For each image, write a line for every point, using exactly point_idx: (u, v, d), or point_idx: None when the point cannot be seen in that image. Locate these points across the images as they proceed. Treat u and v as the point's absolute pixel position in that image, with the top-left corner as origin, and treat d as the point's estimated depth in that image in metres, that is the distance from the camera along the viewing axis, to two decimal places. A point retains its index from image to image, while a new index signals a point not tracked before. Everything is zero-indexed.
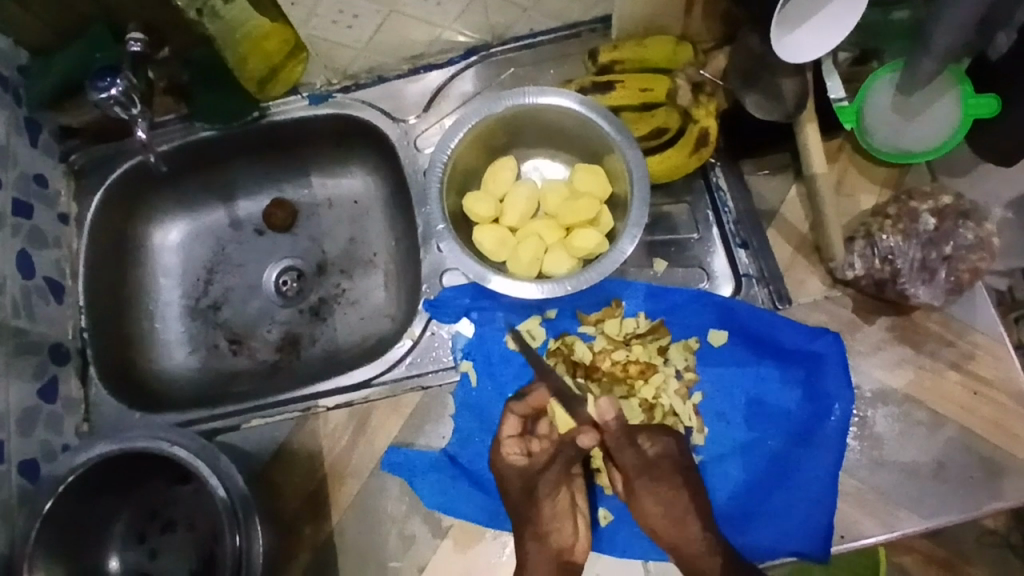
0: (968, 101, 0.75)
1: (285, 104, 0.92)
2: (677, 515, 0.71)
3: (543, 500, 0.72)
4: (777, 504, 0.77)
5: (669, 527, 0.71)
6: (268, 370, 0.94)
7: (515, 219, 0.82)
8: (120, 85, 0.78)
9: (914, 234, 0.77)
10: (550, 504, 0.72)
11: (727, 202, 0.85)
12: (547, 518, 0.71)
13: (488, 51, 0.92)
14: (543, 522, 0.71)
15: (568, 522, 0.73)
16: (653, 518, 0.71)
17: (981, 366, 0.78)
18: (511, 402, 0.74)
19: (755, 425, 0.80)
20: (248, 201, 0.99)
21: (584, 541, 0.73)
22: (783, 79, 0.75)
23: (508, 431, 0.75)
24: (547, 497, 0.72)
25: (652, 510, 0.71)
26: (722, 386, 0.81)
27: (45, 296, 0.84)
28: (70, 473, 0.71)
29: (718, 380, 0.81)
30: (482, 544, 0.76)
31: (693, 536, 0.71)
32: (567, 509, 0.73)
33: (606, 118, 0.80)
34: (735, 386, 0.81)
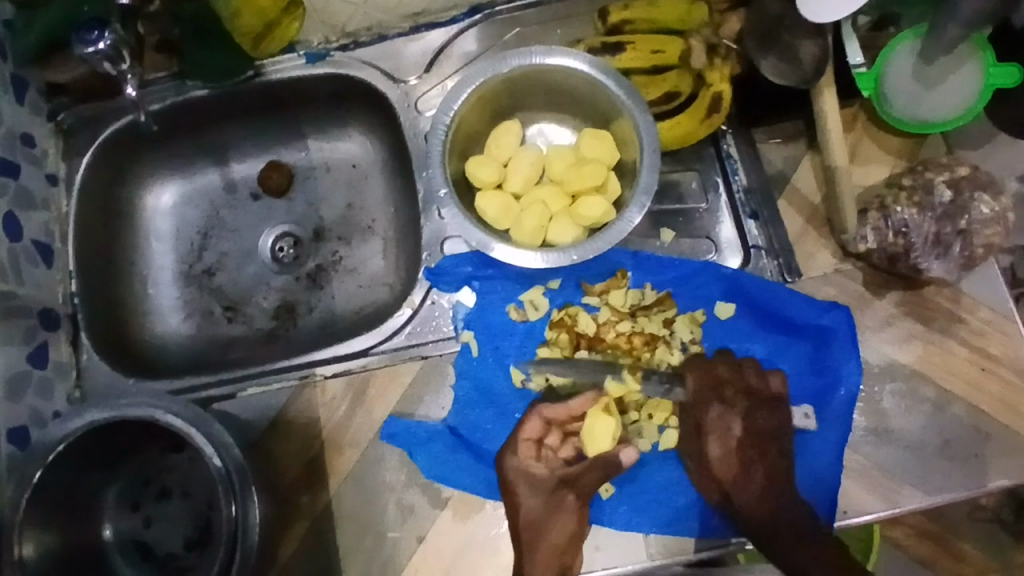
0: (989, 70, 0.74)
1: (281, 62, 0.89)
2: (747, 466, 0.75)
3: (561, 513, 0.74)
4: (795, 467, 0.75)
5: (730, 477, 0.75)
6: (263, 338, 0.92)
7: (519, 186, 0.80)
8: (109, 38, 0.74)
9: (929, 207, 0.75)
10: (563, 519, 0.73)
11: (738, 170, 0.82)
12: (554, 534, 0.72)
13: (493, 9, 0.89)
14: (545, 536, 0.72)
15: (571, 538, 0.73)
16: (719, 467, 0.75)
17: (990, 343, 0.77)
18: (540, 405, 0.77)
19: None
20: (242, 164, 0.96)
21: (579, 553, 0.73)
22: (802, 41, 0.73)
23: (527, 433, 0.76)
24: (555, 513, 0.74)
25: (719, 458, 0.75)
26: (734, 365, 0.77)
27: (34, 259, 0.82)
28: (62, 440, 0.69)
29: (727, 360, 0.78)
30: (504, 528, 0.75)
31: (751, 485, 0.74)
32: (571, 526, 0.73)
33: (617, 80, 0.76)
34: (753, 371, 0.77)
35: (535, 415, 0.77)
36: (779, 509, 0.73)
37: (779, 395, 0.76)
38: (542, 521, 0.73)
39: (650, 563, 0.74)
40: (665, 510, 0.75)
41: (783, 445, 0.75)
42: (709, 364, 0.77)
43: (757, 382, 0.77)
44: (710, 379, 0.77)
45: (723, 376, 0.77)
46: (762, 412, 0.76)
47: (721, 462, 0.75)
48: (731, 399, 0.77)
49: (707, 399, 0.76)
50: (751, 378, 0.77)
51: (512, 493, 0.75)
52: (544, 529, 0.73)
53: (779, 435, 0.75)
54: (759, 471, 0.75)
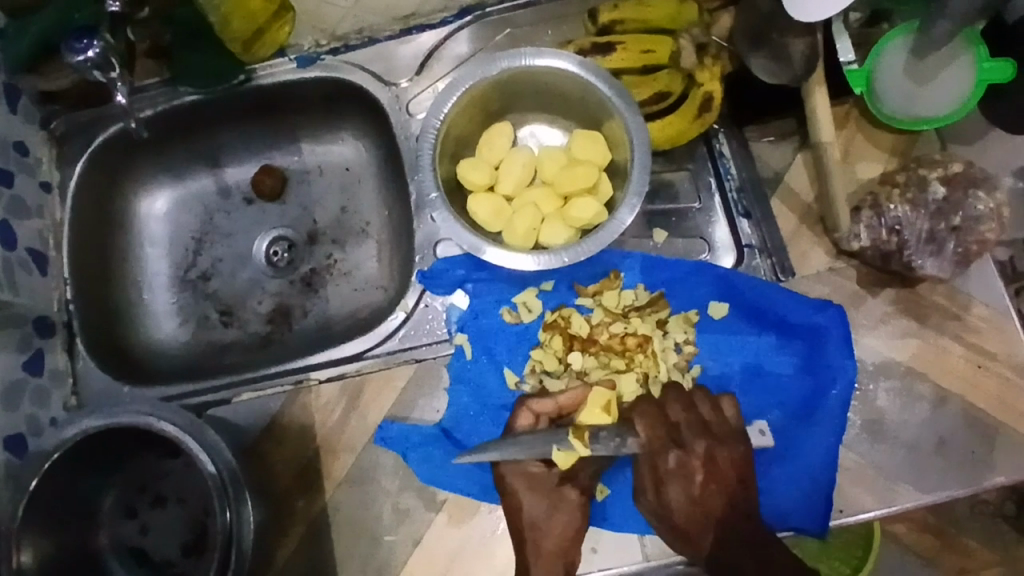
0: (983, 65, 0.72)
1: (272, 66, 0.89)
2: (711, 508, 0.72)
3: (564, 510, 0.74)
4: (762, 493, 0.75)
5: (695, 522, 0.72)
6: (258, 342, 0.92)
7: (511, 188, 0.80)
8: (98, 47, 0.74)
9: (923, 204, 0.75)
10: (566, 517, 0.73)
11: (730, 169, 0.82)
12: (551, 532, 0.72)
13: (484, 10, 0.89)
14: (543, 535, 0.72)
15: (570, 536, 0.73)
16: (681, 514, 0.72)
17: (986, 340, 0.76)
18: (529, 399, 0.77)
19: (754, 395, 0.78)
20: (235, 168, 0.97)
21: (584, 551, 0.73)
22: (791, 40, 0.72)
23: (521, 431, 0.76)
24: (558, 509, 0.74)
25: (682, 503, 0.72)
26: (686, 401, 0.75)
27: (28, 267, 0.82)
28: (57, 448, 0.69)
29: (680, 400, 0.75)
30: (501, 530, 0.75)
31: (715, 526, 0.72)
32: (570, 523, 0.73)
33: (606, 81, 0.76)
34: (704, 400, 0.76)
35: (525, 409, 0.76)
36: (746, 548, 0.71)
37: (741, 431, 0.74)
38: (539, 521, 0.73)
39: (645, 563, 0.74)
40: None
41: (748, 491, 0.73)
42: (659, 406, 0.74)
43: (711, 416, 0.75)
44: (664, 419, 0.74)
45: (678, 416, 0.75)
46: (720, 448, 0.73)
47: (684, 508, 0.72)
48: (688, 443, 0.74)
49: (663, 447, 0.73)
50: (705, 412, 0.75)
51: (511, 494, 0.74)
52: (542, 528, 0.72)
53: (743, 476, 0.73)
54: (723, 512, 0.72)
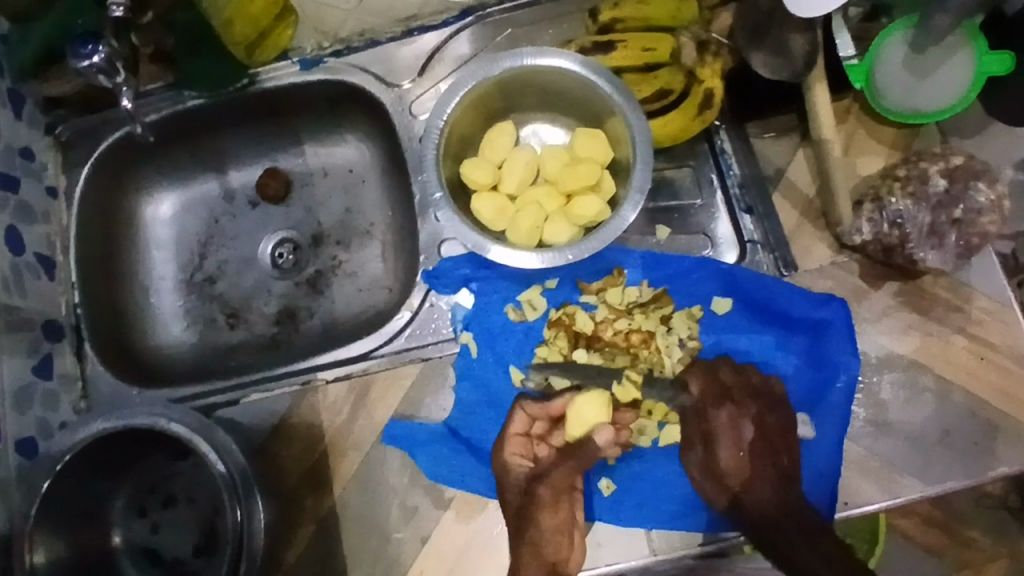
0: (982, 58, 0.73)
1: (275, 69, 0.89)
2: (759, 470, 0.69)
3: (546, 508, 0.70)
4: None
5: (741, 482, 0.69)
6: (265, 343, 0.93)
7: (514, 187, 0.80)
8: (103, 52, 0.74)
9: (924, 197, 0.75)
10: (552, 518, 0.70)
11: (732, 165, 0.82)
12: (545, 528, 0.69)
13: (484, 11, 0.89)
14: (536, 532, 0.69)
15: (565, 532, 0.69)
16: (730, 470, 0.70)
17: (988, 332, 0.77)
18: (525, 400, 0.77)
19: None
20: (240, 171, 0.97)
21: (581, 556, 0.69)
22: (792, 34, 0.73)
23: (516, 428, 0.76)
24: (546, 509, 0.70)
25: (730, 460, 0.70)
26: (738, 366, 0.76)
27: (36, 271, 0.83)
28: (68, 451, 0.70)
29: (731, 366, 0.76)
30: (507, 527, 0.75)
31: (761, 490, 0.68)
32: (564, 522, 0.70)
33: (608, 80, 0.77)
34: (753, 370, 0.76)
35: (520, 411, 0.76)
36: (788, 506, 0.67)
37: (784, 402, 0.74)
38: (530, 518, 0.70)
39: (652, 557, 0.74)
40: (670, 506, 0.75)
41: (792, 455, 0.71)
42: (711, 369, 0.75)
43: (759, 382, 0.75)
44: (714, 380, 0.74)
45: (727, 379, 0.75)
46: (770, 413, 0.72)
47: (734, 464, 0.70)
48: (742, 399, 0.72)
49: (714, 400, 0.73)
50: (755, 379, 0.75)
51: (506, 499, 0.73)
52: (533, 525, 0.70)
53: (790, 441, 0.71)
54: (771, 473, 0.69)
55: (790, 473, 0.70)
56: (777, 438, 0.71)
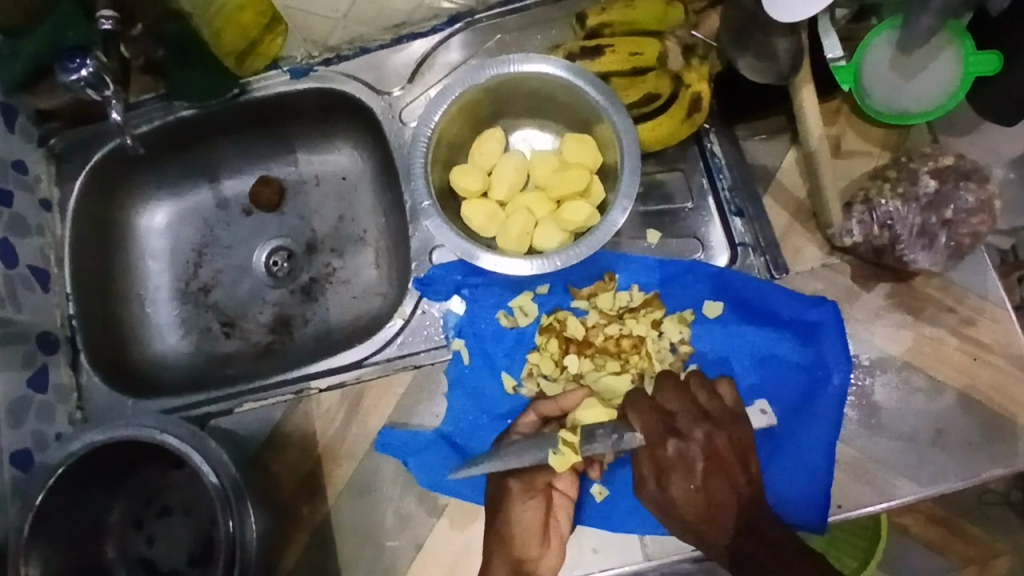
0: (968, 58, 0.71)
1: (266, 78, 0.90)
2: (718, 500, 0.64)
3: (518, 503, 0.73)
4: (776, 477, 0.75)
5: (703, 515, 0.64)
6: (260, 351, 0.93)
7: (503, 193, 0.80)
8: (91, 66, 0.76)
9: (914, 197, 0.75)
10: (524, 512, 0.73)
11: (722, 168, 0.82)
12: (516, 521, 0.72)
13: (473, 17, 0.89)
14: (509, 526, 0.72)
15: (536, 532, 0.72)
16: (686, 504, 0.64)
17: (980, 331, 0.77)
18: (538, 401, 0.77)
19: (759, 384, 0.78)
20: (233, 180, 0.98)
21: (552, 557, 0.72)
22: (776, 39, 0.72)
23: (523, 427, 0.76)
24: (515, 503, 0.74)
25: (684, 495, 0.64)
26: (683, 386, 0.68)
27: (30, 284, 0.83)
28: (62, 463, 0.70)
29: (671, 385, 0.69)
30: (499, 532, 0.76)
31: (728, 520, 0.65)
32: (538, 521, 0.73)
33: (594, 84, 0.77)
34: (700, 386, 0.70)
35: (531, 411, 0.77)
36: (757, 531, 0.65)
37: (738, 413, 0.68)
38: (505, 511, 0.73)
39: (646, 563, 0.74)
40: None
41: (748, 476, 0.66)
42: (649, 398, 0.68)
43: (706, 400, 0.68)
44: (657, 408, 0.67)
45: (669, 404, 0.67)
46: (719, 431, 0.66)
47: (686, 498, 0.64)
48: (686, 428, 0.66)
49: (659, 436, 0.65)
50: (700, 396, 0.68)
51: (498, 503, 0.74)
52: (504, 518, 0.73)
53: (742, 463, 0.66)
54: (732, 503, 0.65)
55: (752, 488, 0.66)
56: (730, 460, 0.65)
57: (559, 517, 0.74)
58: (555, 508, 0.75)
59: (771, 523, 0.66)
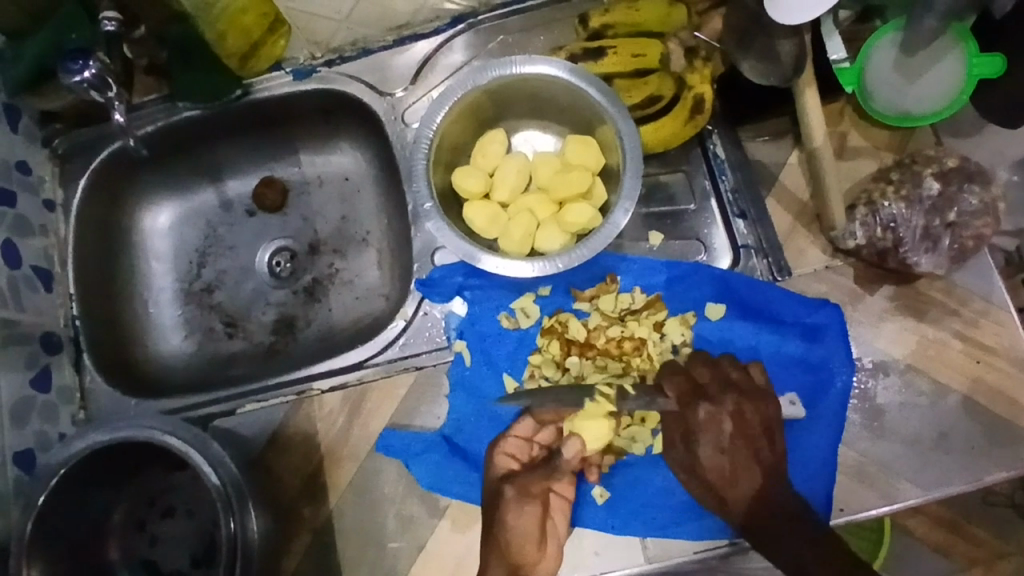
0: (973, 60, 0.71)
1: (268, 80, 0.90)
2: (742, 466, 0.68)
3: (514, 508, 0.72)
4: None
5: (723, 479, 0.68)
6: (263, 352, 0.93)
7: (506, 195, 0.80)
8: (93, 67, 0.76)
9: (917, 200, 0.75)
10: (524, 519, 0.71)
11: (725, 169, 0.82)
12: (511, 525, 0.71)
13: (476, 18, 0.89)
14: (505, 531, 0.71)
15: (533, 537, 0.71)
16: (711, 467, 0.68)
17: (984, 334, 0.76)
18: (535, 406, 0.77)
19: None
20: (237, 181, 0.98)
21: (548, 560, 0.71)
22: (780, 40, 0.72)
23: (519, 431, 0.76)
24: (512, 506, 0.72)
25: (711, 457, 0.68)
26: (712, 364, 0.73)
27: (34, 285, 0.83)
28: (65, 464, 0.70)
29: (704, 362, 0.74)
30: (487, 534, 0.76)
31: (746, 496, 0.68)
32: (534, 527, 0.71)
33: (596, 86, 0.77)
34: (731, 365, 0.74)
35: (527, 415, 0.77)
36: (776, 505, 0.67)
37: (767, 391, 0.72)
38: (500, 518, 0.72)
39: (647, 565, 0.74)
40: (664, 513, 0.75)
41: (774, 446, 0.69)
42: (678, 367, 0.73)
43: (738, 376, 0.73)
44: (688, 380, 0.72)
45: (702, 379, 0.72)
46: (749, 406, 0.70)
47: (713, 461, 0.68)
48: (718, 396, 0.70)
49: (691, 399, 0.70)
50: (732, 372, 0.73)
51: (497, 508, 0.72)
52: (501, 525, 0.71)
53: (771, 435, 0.69)
54: (754, 469, 0.68)
55: (777, 465, 0.69)
56: (759, 430, 0.69)
57: (556, 518, 0.73)
58: (551, 510, 0.73)
59: (787, 501, 0.67)
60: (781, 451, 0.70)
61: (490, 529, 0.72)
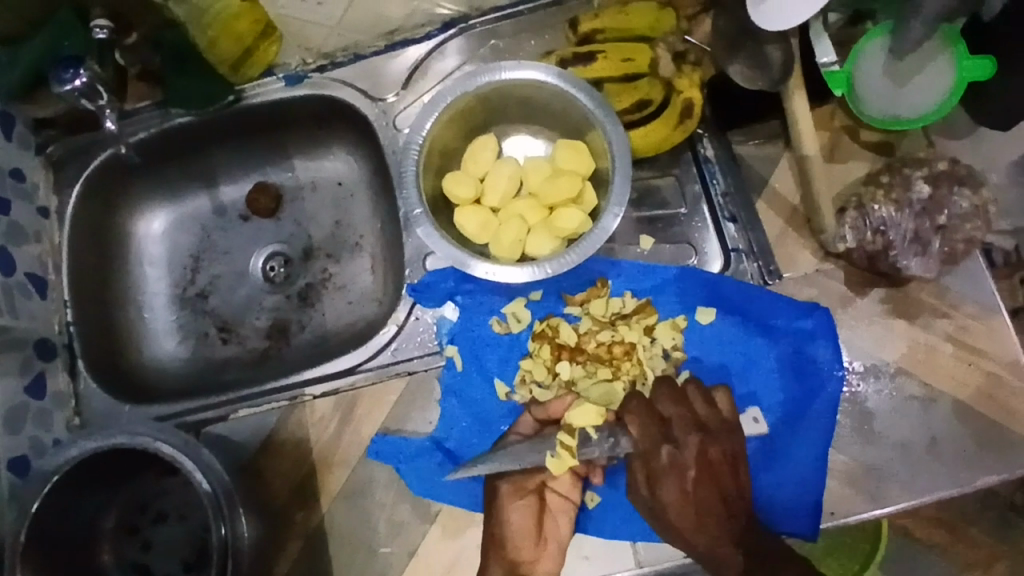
0: (963, 63, 0.71)
1: (261, 86, 0.90)
2: (706, 504, 0.69)
3: (511, 507, 0.75)
4: (767, 483, 0.75)
5: (691, 518, 0.69)
6: (256, 357, 0.93)
7: (497, 200, 0.81)
8: (85, 76, 0.76)
9: (907, 203, 0.75)
10: (519, 513, 0.74)
11: (715, 173, 0.82)
12: (505, 523, 0.74)
13: (467, 23, 0.89)
14: (500, 528, 0.74)
15: (529, 534, 0.74)
16: (676, 511, 0.69)
17: (976, 338, 0.76)
18: (534, 405, 0.79)
19: (749, 391, 0.78)
20: (231, 187, 0.98)
21: (547, 560, 0.73)
22: (768, 45, 0.73)
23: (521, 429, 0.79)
24: (508, 504, 0.75)
25: (676, 500, 0.69)
26: (677, 397, 0.73)
27: (28, 292, 0.84)
28: (57, 471, 0.70)
29: (670, 396, 0.73)
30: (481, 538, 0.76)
31: (715, 525, 0.68)
32: (529, 522, 0.74)
33: (586, 92, 0.77)
34: (697, 395, 0.74)
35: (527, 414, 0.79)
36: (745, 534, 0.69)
37: (732, 424, 0.73)
38: (497, 513, 0.74)
39: (638, 569, 0.74)
40: None
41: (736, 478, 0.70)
42: (650, 404, 0.72)
43: (704, 411, 0.73)
44: (654, 414, 0.72)
45: (665, 412, 0.72)
46: (712, 444, 0.70)
47: (678, 504, 0.69)
48: (682, 436, 0.70)
49: (656, 442, 0.70)
50: (698, 407, 0.73)
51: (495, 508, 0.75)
52: (500, 524, 0.74)
53: (732, 466, 0.71)
54: (719, 511, 0.69)
55: (737, 500, 0.70)
56: (721, 473, 0.70)
57: (555, 517, 0.75)
58: (550, 509, 0.75)
59: (762, 536, 0.69)
60: (743, 485, 0.71)
61: (489, 529, 0.74)
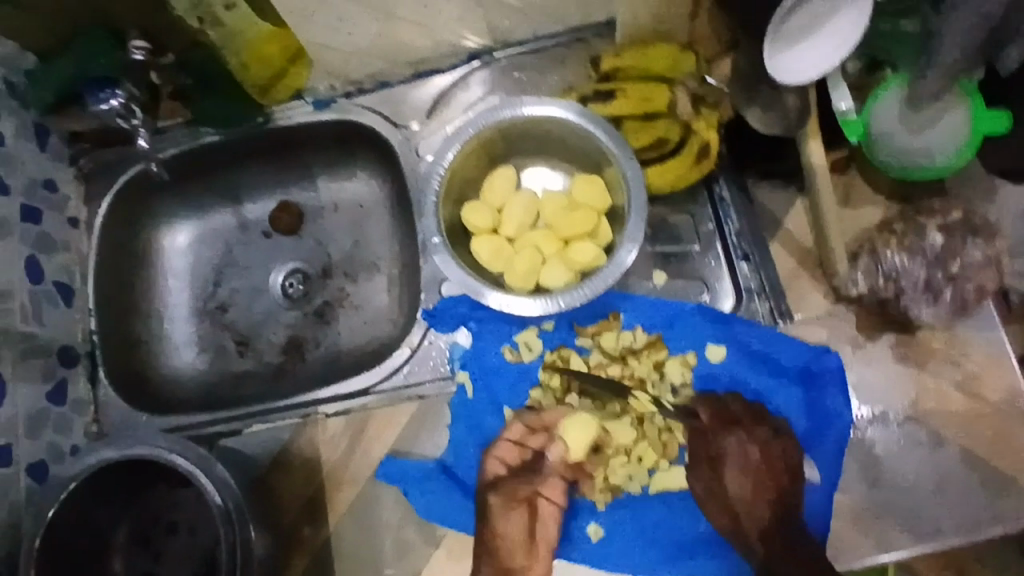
0: (978, 115, 0.73)
1: (290, 108, 0.92)
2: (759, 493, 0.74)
3: (505, 515, 0.76)
4: None
5: (743, 502, 0.74)
6: (272, 372, 0.95)
7: (513, 230, 0.82)
8: (120, 96, 0.83)
9: (920, 251, 0.75)
10: (512, 521, 0.76)
11: (730, 213, 0.83)
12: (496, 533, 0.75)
13: (492, 56, 0.92)
14: (493, 537, 0.75)
15: (520, 543, 0.75)
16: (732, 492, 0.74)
17: (985, 386, 0.76)
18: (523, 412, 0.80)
19: None
20: (254, 204, 1.00)
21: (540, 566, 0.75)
22: (787, 93, 0.75)
23: (510, 435, 0.79)
24: (500, 513, 0.76)
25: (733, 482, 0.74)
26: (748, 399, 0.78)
27: (55, 301, 0.86)
28: (74, 478, 0.72)
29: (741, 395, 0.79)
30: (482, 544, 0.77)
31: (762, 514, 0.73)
32: (522, 530, 0.75)
33: (605, 129, 0.78)
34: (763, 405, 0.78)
35: (517, 421, 0.80)
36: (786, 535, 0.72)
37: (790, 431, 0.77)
38: (488, 523, 0.76)
39: None
40: (655, 552, 0.77)
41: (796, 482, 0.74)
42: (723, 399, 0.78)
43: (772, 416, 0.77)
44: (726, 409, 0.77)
45: (734, 410, 0.77)
46: (777, 441, 0.76)
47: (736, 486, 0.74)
48: (750, 425, 0.76)
49: (724, 428, 0.76)
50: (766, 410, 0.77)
51: (486, 518, 0.77)
52: (489, 531, 0.76)
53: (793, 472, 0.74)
54: (766, 502, 0.73)
55: (791, 502, 0.74)
56: (779, 471, 0.74)
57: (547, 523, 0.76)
58: (541, 517, 0.76)
59: (801, 535, 0.72)
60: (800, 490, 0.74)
61: (479, 538, 0.76)
